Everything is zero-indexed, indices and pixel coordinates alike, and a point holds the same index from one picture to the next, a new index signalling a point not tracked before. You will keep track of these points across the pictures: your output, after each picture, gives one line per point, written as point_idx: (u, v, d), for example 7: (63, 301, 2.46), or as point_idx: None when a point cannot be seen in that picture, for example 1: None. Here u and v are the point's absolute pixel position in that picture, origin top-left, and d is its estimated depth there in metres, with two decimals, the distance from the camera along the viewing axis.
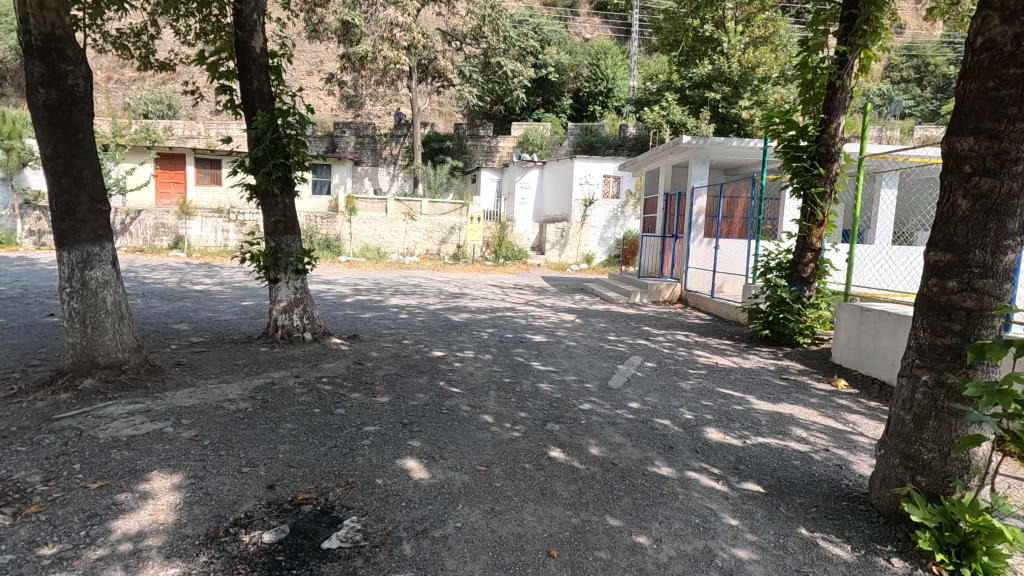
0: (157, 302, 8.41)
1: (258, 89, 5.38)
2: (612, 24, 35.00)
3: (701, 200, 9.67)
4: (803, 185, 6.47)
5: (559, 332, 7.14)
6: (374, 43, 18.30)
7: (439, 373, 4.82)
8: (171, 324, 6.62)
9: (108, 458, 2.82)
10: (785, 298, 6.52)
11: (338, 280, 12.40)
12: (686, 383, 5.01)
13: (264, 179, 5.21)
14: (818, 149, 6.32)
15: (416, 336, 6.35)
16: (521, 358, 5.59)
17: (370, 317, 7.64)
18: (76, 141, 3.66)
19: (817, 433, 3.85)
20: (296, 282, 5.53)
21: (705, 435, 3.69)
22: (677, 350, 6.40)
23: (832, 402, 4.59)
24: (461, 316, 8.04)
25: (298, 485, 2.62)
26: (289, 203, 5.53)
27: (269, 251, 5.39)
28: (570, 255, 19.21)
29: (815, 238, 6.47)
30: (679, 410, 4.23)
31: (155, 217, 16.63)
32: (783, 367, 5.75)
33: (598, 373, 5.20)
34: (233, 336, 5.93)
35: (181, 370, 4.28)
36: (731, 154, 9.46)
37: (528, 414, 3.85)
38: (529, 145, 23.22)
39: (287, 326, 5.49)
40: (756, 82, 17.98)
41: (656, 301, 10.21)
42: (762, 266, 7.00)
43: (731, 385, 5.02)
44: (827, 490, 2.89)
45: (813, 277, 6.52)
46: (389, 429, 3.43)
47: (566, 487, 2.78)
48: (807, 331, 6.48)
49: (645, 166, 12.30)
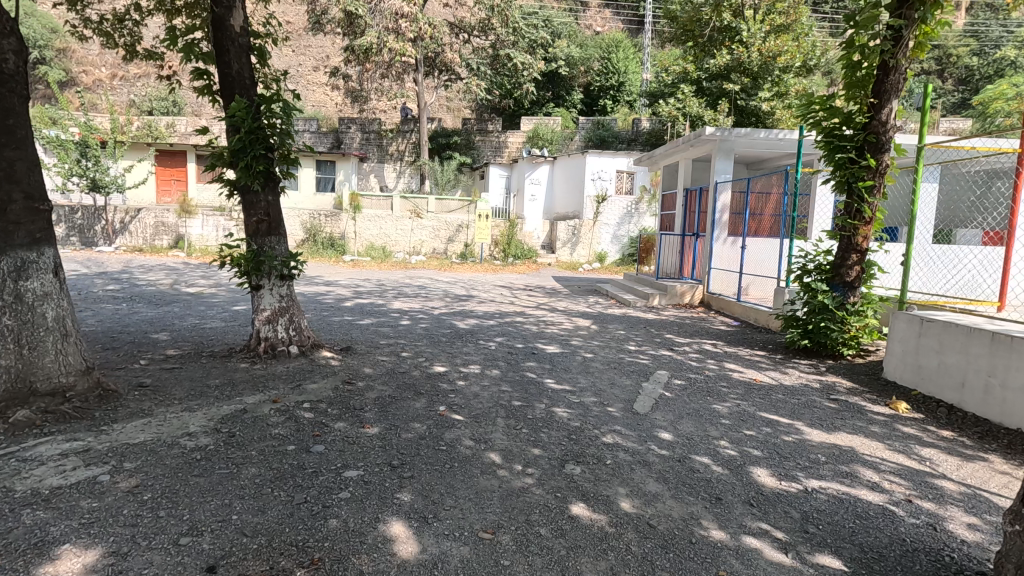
0: (143, 306, 7.90)
1: (238, 73, 4.79)
2: (623, 17, 34.01)
3: (725, 196, 8.95)
4: (846, 179, 5.77)
5: (574, 341, 6.51)
6: (379, 35, 17.70)
7: (439, 395, 4.21)
8: (149, 333, 6.07)
9: (14, 524, 2.24)
10: (827, 304, 5.84)
11: (339, 281, 11.81)
12: (722, 406, 4.36)
13: (244, 173, 4.65)
14: (866, 138, 5.62)
15: (416, 347, 5.73)
16: (531, 373, 4.98)
17: (367, 323, 7.06)
18: (5, 128, 3.09)
19: (890, 476, 3.21)
20: (281, 289, 4.95)
21: (755, 479, 3.07)
22: (705, 363, 5.74)
23: (897, 432, 3.95)
24: (467, 322, 7.44)
25: (248, 567, 2.02)
26: (273, 200, 4.95)
27: (251, 253, 4.80)
28: (581, 254, 18.45)
29: (861, 237, 5.78)
30: (719, 442, 3.62)
31: (155, 216, 16.12)
32: (829, 384, 5.08)
33: (621, 394, 4.56)
34: (214, 347, 5.36)
35: (141, 394, 3.69)
36: (757, 146, 8.81)
37: (543, 451, 3.24)
38: (538, 140, 22.71)
39: (270, 338, 4.89)
40: (777, 72, 17.05)
41: (676, 304, 9.51)
42: (797, 267, 6.34)
43: (775, 408, 4.37)
44: (928, 568, 2.27)
45: (858, 281, 5.86)
46: (375, 474, 2.84)
47: (593, 565, 2.16)
48: (852, 342, 5.82)
49: (662, 160, 11.63)
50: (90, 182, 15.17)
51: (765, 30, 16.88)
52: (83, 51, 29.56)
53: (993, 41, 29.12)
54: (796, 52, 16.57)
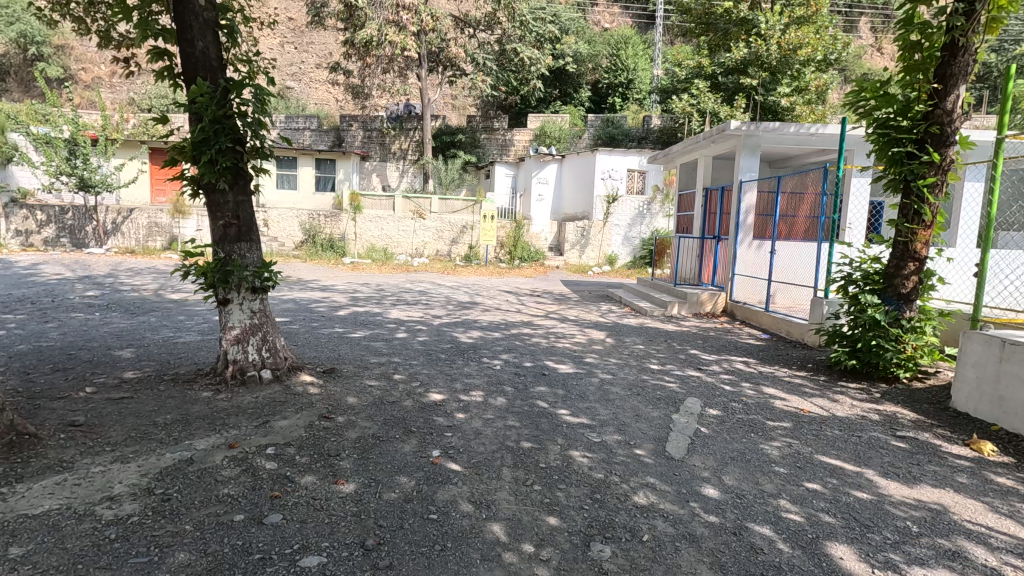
0: (119, 316, 7.26)
1: (202, 53, 4.11)
2: (632, 12, 33.16)
3: (750, 196, 8.23)
4: (903, 176, 5.04)
5: (589, 359, 5.79)
6: (379, 27, 17.03)
7: (433, 434, 3.54)
8: (112, 349, 5.41)
9: None
10: (879, 319, 5.11)
11: (337, 286, 11.15)
12: (770, 447, 3.65)
13: (207, 170, 3.98)
14: (929, 129, 4.87)
15: (410, 368, 5.03)
16: (541, 403, 4.26)
17: (359, 337, 6.37)
18: None
19: (1010, 557, 2.48)
20: (252, 304, 4.27)
21: (836, 564, 2.37)
22: (741, 387, 4.99)
23: (990, 483, 3.24)
24: (470, 335, 6.74)
25: None
26: (242, 201, 4.26)
27: (216, 262, 4.13)
28: (590, 256, 17.75)
29: (921, 243, 5.03)
30: (778, 501, 2.92)
31: (148, 216, 15.53)
32: (890, 416, 4.34)
33: (649, 430, 3.86)
34: (180, 368, 4.68)
35: (68, 438, 3.03)
36: (786, 141, 8.10)
37: (561, 521, 2.55)
38: (546, 138, 21.92)
39: (238, 360, 4.21)
40: (797, 65, 16.26)
41: (697, 313, 8.75)
42: (841, 277, 5.63)
43: (834, 450, 3.64)
44: None
45: (915, 294, 5.12)
46: (341, 563, 2.16)
47: None
48: (909, 363, 5.08)
49: (679, 158, 10.94)
50: (79, 181, 14.65)
51: (784, 22, 16.19)
52: (82, 48, 29.08)
53: (1014, 37, 28.10)
54: (817, 45, 15.96)
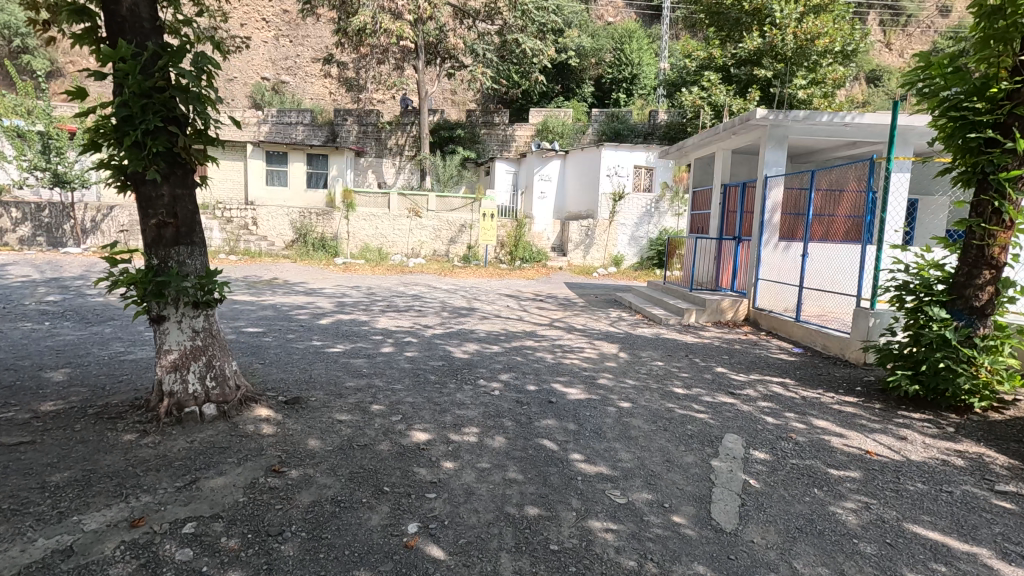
0: (71, 325, 6.45)
1: (130, 12, 3.31)
2: (637, 6, 32.19)
3: (777, 192, 7.42)
4: (979, 168, 4.22)
5: (602, 380, 4.98)
6: (374, 15, 16.18)
7: (410, 496, 2.72)
8: (43, 369, 4.59)
9: None
10: (947, 337, 4.30)
11: (325, 289, 10.33)
12: (843, 510, 2.86)
13: (131, 155, 3.16)
14: (1014, 110, 4.03)
15: (393, 396, 4.20)
16: (549, 445, 3.45)
17: (337, 352, 5.55)
18: None
19: None
20: (194, 322, 3.47)
21: None
22: (786, 420, 4.16)
23: None
24: (466, 349, 5.93)
25: None
26: (180, 195, 3.45)
27: (147, 272, 3.32)
28: (596, 257, 17.03)
29: (999, 248, 4.21)
30: None
31: (129, 215, 14.84)
32: (978, 462, 3.52)
33: (688, 485, 3.04)
34: (114, 397, 3.88)
35: None
36: (816, 132, 7.31)
37: None
38: (548, 134, 21.29)
39: (176, 393, 3.41)
40: (814, 56, 15.44)
41: (718, 321, 7.94)
42: (896, 286, 4.82)
43: (926, 516, 2.83)
44: None
45: (989, 309, 4.31)
46: None
47: None
48: (984, 392, 4.26)
49: (695, 152, 10.01)
50: (54, 176, 13.91)
51: (800, 11, 15.41)
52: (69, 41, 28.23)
53: None
54: (835, 35, 15.14)
